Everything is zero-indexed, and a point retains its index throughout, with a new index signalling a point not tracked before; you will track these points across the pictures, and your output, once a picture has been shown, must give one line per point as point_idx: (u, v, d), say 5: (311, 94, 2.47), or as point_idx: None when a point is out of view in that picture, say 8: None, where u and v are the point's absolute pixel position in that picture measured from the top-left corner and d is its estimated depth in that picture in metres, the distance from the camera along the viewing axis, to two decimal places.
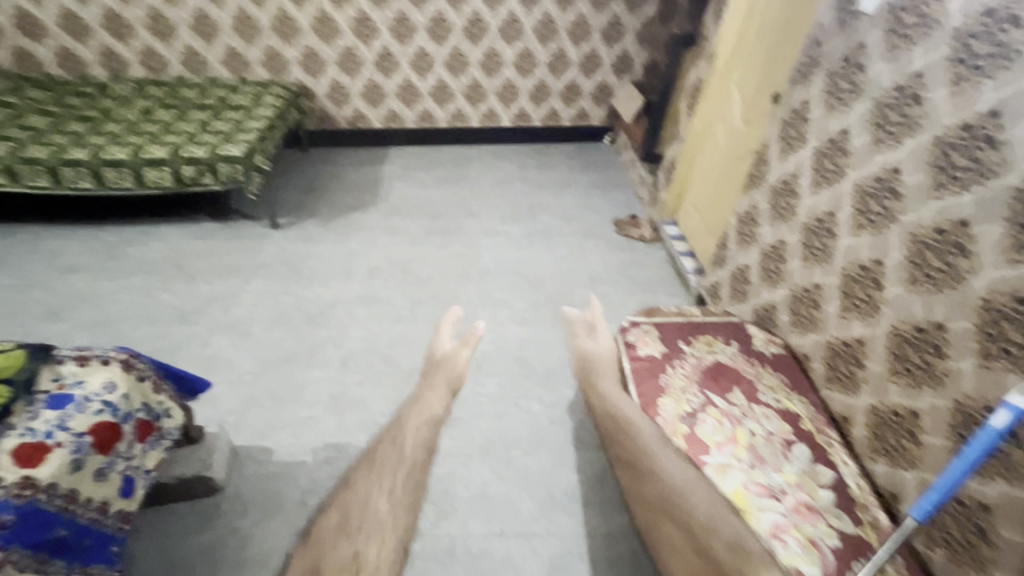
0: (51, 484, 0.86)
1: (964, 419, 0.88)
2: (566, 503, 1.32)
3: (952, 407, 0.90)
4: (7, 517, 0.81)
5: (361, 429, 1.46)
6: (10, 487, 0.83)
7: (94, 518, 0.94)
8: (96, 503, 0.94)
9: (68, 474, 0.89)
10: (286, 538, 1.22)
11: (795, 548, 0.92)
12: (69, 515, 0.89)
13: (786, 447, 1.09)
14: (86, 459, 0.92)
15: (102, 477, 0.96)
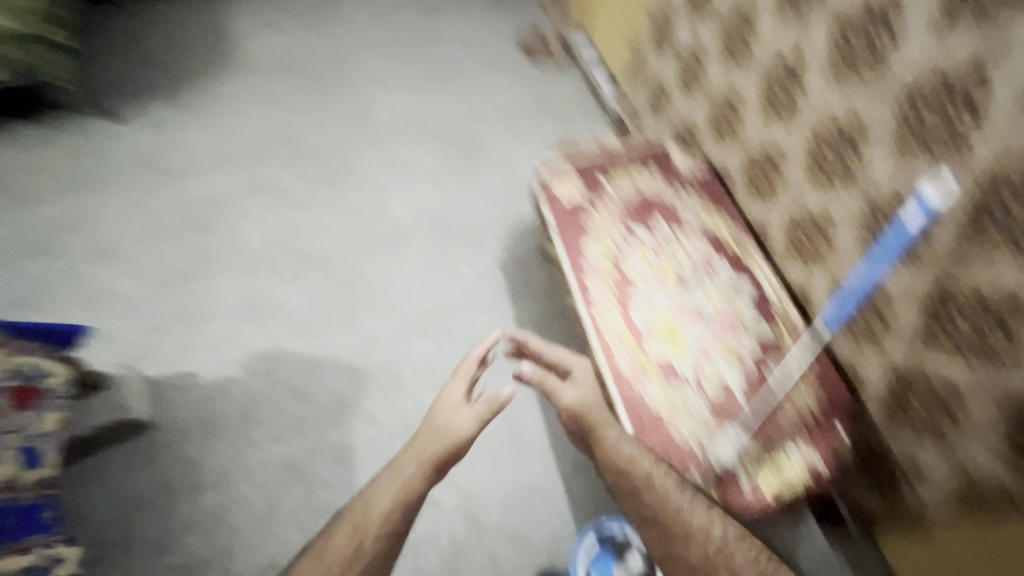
0: None
1: (874, 214, 0.88)
2: (512, 358, 1.35)
3: (864, 203, 0.89)
4: None
5: (287, 331, 1.38)
6: None
7: (7, 497, 0.86)
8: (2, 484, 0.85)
9: None
10: (240, 453, 1.21)
11: (718, 361, 0.99)
12: None
13: (708, 267, 1.10)
14: None
15: None
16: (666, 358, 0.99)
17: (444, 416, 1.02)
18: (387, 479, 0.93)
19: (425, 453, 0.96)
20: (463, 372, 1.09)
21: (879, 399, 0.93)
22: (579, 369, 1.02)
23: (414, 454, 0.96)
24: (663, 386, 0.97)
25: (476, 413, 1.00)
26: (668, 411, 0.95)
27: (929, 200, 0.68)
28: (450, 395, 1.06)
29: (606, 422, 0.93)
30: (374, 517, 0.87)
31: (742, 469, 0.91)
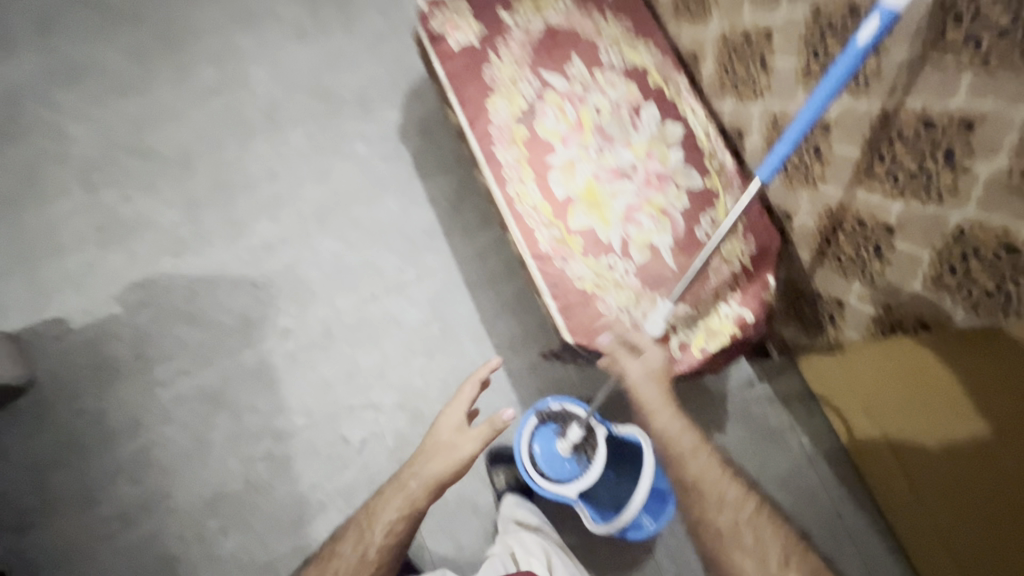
0: None
1: (820, 30, 0.73)
2: (429, 242, 1.22)
3: (809, 16, 0.74)
4: None
5: (162, 251, 1.17)
6: None
7: None
8: None
9: None
10: (146, 395, 1.10)
11: (647, 225, 0.89)
12: None
13: (633, 116, 0.94)
14: None
15: None
16: (589, 228, 0.89)
17: (440, 440, 0.94)
18: (387, 497, 0.88)
19: (422, 481, 0.88)
20: (462, 396, 0.99)
21: (807, 238, 0.89)
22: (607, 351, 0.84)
23: (413, 472, 0.90)
24: (587, 257, 0.88)
25: (478, 436, 0.92)
26: (596, 288, 0.87)
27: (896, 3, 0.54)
28: (449, 418, 0.97)
29: (656, 405, 0.81)
30: (382, 536, 0.84)
31: (677, 332, 0.86)
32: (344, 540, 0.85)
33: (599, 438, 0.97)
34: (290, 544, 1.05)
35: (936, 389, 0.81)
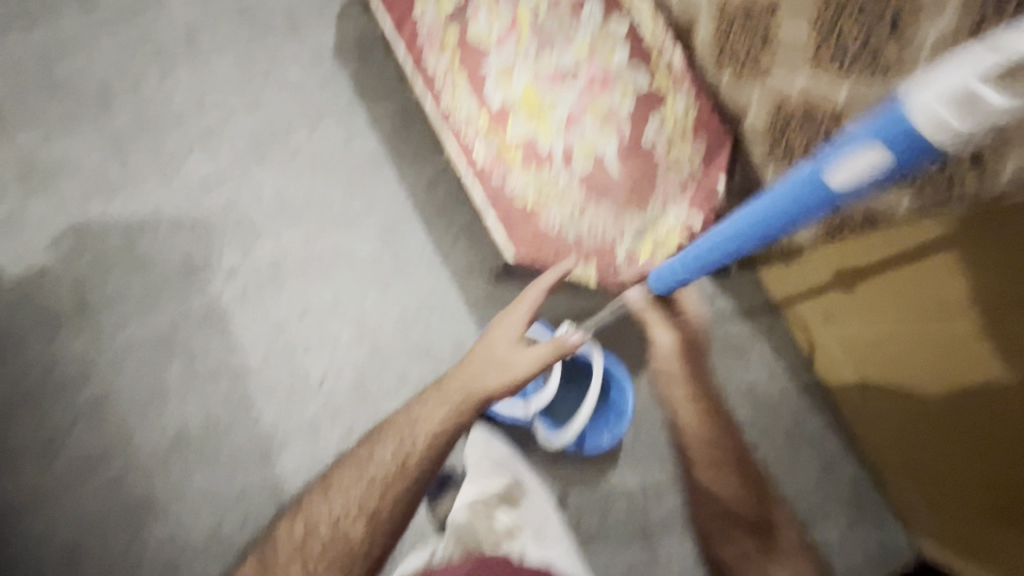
0: None
1: None
2: (374, 172, 1.16)
3: None
4: None
5: (91, 194, 1.10)
6: None
7: None
8: None
9: None
10: (93, 343, 1.07)
11: (591, 132, 0.84)
12: None
13: (574, 12, 0.86)
14: None
15: None
16: (528, 136, 0.84)
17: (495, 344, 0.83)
18: (430, 405, 0.79)
19: (472, 383, 0.80)
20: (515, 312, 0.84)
21: (759, 136, 0.84)
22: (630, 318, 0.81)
23: (463, 382, 0.81)
24: (528, 171, 0.83)
25: (535, 355, 0.81)
26: (537, 201, 0.83)
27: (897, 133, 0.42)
28: (505, 330, 0.85)
29: None
30: (423, 436, 0.77)
31: (622, 241, 0.84)
32: (382, 442, 0.78)
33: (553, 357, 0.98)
34: (259, 479, 1.07)
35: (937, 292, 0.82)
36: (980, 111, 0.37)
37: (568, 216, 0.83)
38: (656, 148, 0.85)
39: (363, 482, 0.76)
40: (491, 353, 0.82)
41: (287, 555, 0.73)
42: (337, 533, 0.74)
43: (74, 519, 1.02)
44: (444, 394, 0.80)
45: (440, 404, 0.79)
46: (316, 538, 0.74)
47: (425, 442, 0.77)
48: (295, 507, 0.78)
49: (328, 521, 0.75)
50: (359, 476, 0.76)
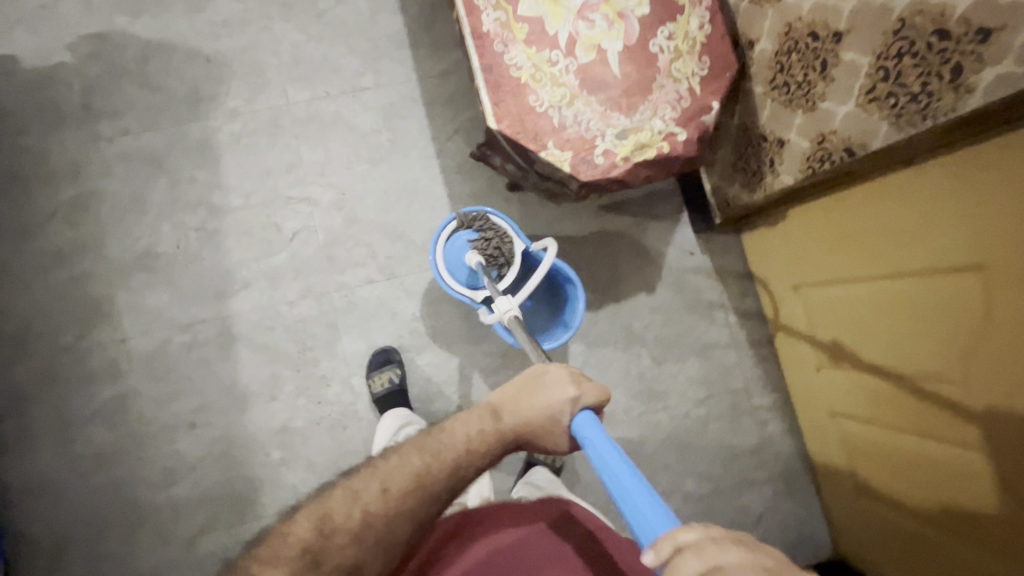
0: None
1: None
2: (392, 51, 1.17)
3: None
4: None
5: (118, 7, 1.13)
6: None
7: None
8: None
9: None
10: (88, 147, 1.10)
11: (601, 27, 0.84)
12: None
13: None
14: None
15: None
16: (538, 15, 0.84)
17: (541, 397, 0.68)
18: (467, 432, 0.68)
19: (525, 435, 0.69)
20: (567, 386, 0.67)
21: (764, 67, 0.83)
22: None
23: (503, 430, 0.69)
24: (529, 47, 0.84)
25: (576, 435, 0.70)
26: (532, 79, 0.83)
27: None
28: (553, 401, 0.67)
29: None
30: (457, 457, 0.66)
31: (603, 137, 0.83)
32: (419, 453, 0.66)
33: (515, 252, 0.95)
34: (213, 312, 1.10)
35: (919, 196, 0.75)
36: None
37: (557, 101, 0.83)
38: (661, 56, 0.84)
39: (417, 469, 0.65)
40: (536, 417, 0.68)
41: (348, 531, 0.60)
42: (385, 525, 0.61)
43: (33, 304, 1.06)
44: (493, 430, 0.69)
45: (476, 434, 0.68)
46: (371, 530, 0.61)
47: (470, 467, 0.66)
48: (338, 490, 0.64)
49: (382, 521, 0.61)
50: (417, 481, 0.64)
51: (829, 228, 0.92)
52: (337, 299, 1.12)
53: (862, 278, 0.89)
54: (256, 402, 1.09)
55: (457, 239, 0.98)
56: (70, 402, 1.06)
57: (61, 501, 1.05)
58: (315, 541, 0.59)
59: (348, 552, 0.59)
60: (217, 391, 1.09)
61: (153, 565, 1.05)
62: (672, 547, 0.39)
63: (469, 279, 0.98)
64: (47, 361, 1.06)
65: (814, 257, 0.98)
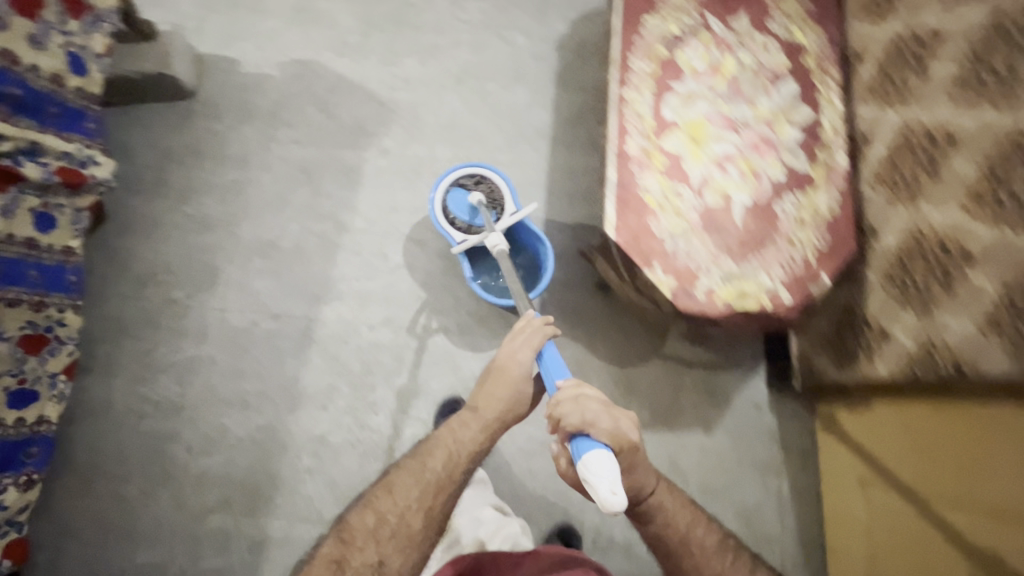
0: (55, 76, 0.98)
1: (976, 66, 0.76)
2: (533, 142, 1.30)
3: (939, 34, 0.80)
4: (16, 92, 0.91)
5: (328, 47, 1.35)
6: (80, 99, 1.04)
7: (84, 106, 1.05)
8: (77, 90, 1.03)
9: (69, 73, 1.01)
10: (262, 145, 1.28)
11: (733, 177, 0.91)
12: (57, 96, 0.99)
13: (771, 83, 0.96)
14: (84, 60, 1.03)
15: (80, 72, 1.03)
16: (679, 153, 0.92)
17: (510, 366, 0.88)
18: (445, 432, 0.89)
19: (498, 413, 0.88)
20: (529, 340, 0.88)
21: (883, 259, 0.85)
22: (589, 406, 0.75)
23: (472, 408, 0.90)
24: (663, 177, 0.91)
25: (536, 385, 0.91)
26: (657, 203, 0.90)
27: (608, 459, 0.70)
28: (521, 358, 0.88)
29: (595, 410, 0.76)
30: (446, 451, 0.88)
31: (709, 275, 0.87)
32: (403, 468, 0.88)
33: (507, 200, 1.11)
34: (303, 312, 1.19)
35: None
36: (594, 481, 0.68)
37: (673, 230, 0.89)
38: (784, 220, 0.89)
39: (414, 473, 0.87)
40: (508, 385, 0.89)
41: (363, 538, 0.83)
42: (399, 520, 0.83)
43: (165, 256, 1.21)
44: (467, 419, 0.90)
45: (459, 426, 0.89)
46: (386, 525, 0.83)
47: (462, 457, 0.87)
48: (351, 513, 0.86)
49: (393, 516, 0.84)
50: (417, 480, 0.86)
51: (904, 433, 0.89)
52: (411, 336, 1.19)
53: (929, 497, 0.83)
54: (306, 406, 1.15)
55: (452, 194, 1.12)
56: (158, 349, 1.17)
57: (113, 434, 1.13)
58: (336, 557, 0.82)
59: (369, 553, 0.81)
60: (279, 384, 1.16)
61: (161, 523, 1.10)
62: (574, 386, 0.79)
63: (463, 213, 1.12)
64: (155, 307, 1.19)
65: (880, 458, 0.93)
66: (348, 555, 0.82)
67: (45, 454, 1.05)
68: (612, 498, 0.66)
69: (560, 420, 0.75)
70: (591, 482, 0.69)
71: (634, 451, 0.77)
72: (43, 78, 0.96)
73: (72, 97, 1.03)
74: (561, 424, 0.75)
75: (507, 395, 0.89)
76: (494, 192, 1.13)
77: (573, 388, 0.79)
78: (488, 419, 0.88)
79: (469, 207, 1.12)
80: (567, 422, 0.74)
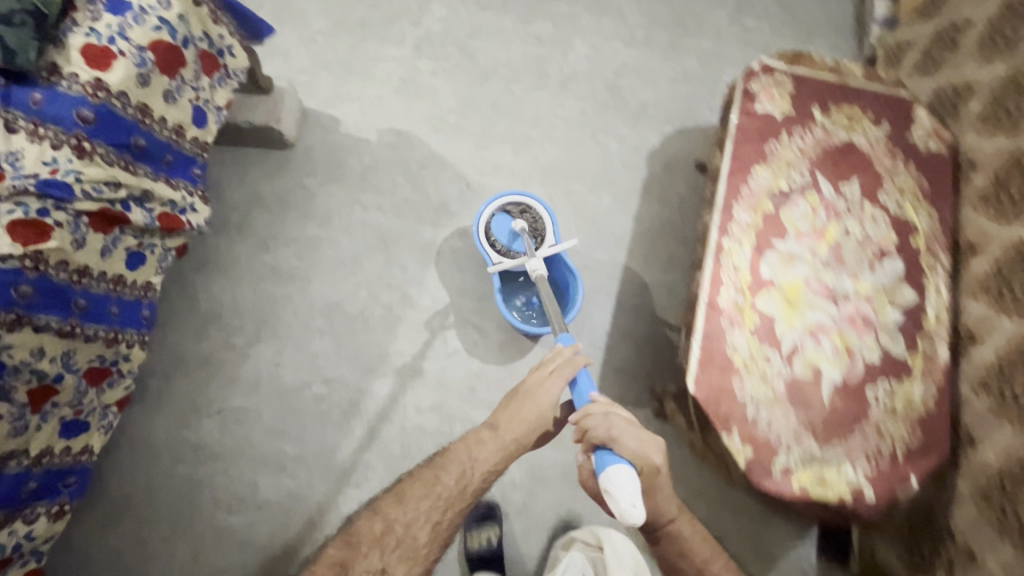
0: (178, 128, 1.02)
1: None
2: (610, 249, 1.30)
3: None
4: (142, 143, 0.95)
5: (427, 122, 1.38)
6: (195, 147, 1.08)
7: (196, 154, 1.09)
8: (193, 140, 1.07)
9: (191, 125, 1.05)
10: (346, 207, 1.31)
11: (826, 351, 0.88)
12: (175, 146, 1.03)
13: (877, 258, 0.93)
14: (206, 114, 1.08)
15: (200, 123, 1.07)
16: (772, 315, 0.90)
17: (538, 392, 0.91)
18: (460, 449, 0.91)
19: (517, 436, 0.90)
20: (560, 372, 0.90)
21: (980, 476, 0.80)
22: (619, 428, 0.81)
23: (493, 427, 0.92)
24: (753, 338, 0.88)
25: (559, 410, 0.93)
26: (744, 364, 0.87)
27: (631, 475, 0.75)
28: (549, 390, 0.91)
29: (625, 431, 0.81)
30: (460, 469, 0.89)
31: (789, 453, 0.83)
32: (416, 479, 0.89)
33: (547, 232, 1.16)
34: (355, 382, 1.19)
35: None
36: (612, 495, 0.74)
37: (758, 397, 0.85)
38: (875, 407, 0.85)
39: (426, 484, 0.88)
40: (534, 403, 0.91)
41: (369, 544, 0.83)
42: (403, 530, 0.84)
43: (233, 300, 1.23)
44: (487, 435, 0.91)
45: (477, 444, 0.90)
46: (393, 533, 0.84)
47: (476, 476, 0.88)
48: (361, 517, 0.87)
49: (401, 525, 0.84)
50: (428, 493, 0.86)
51: None
52: (457, 427, 1.17)
53: None
54: (340, 479, 1.14)
55: (497, 218, 1.18)
56: (208, 392, 1.17)
57: (147, 471, 1.12)
58: (341, 560, 0.82)
59: (372, 559, 0.82)
60: (318, 452, 1.15)
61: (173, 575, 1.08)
62: (603, 408, 0.83)
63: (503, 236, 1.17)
64: (213, 350, 1.20)
65: None
66: (351, 560, 0.81)
67: (80, 484, 1.05)
68: (632, 510, 0.72)
69: (587, 432, 0.81)
70: (610, 497, 0.74)
71: (655, 475, 0.82)
72: (167, 130, 1.00)
73: (188, 145, 1.07)
74: (588, 435, 0.81)
75: (533, 415, 0.90)
76: (537, 221, 1.19)
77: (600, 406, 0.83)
78: (509, 439, 0.90)
79: (511, 232, 1.17)
80: (593, 434, 0.80)
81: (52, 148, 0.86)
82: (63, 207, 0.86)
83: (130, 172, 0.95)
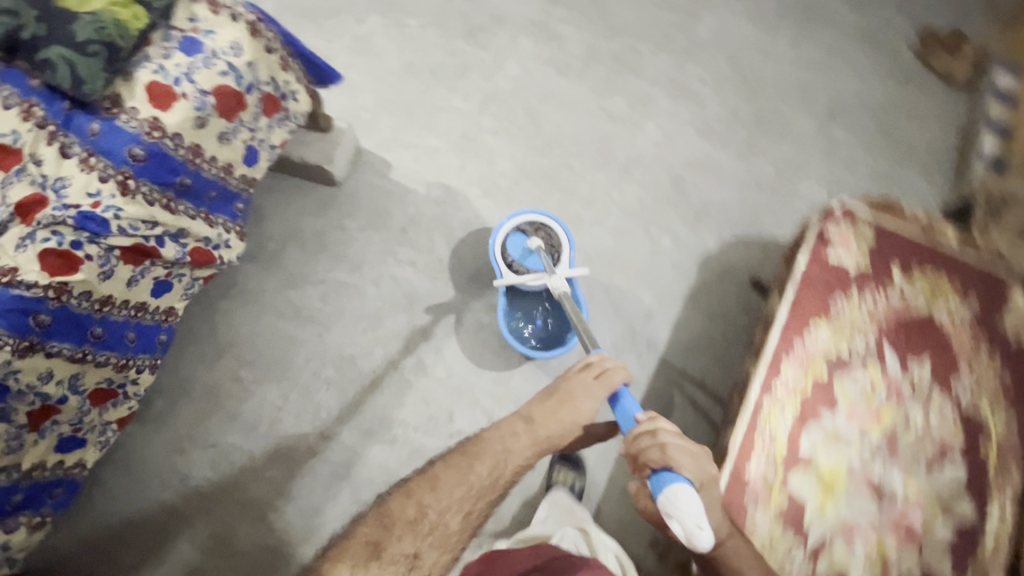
0: (227, 167, 1.02)
1: None
2: (641, 354, 1.22)
3: None
4: (187, 181, 0.95)
5: (478, 183, 1.34)
6: (241, 184, 1.07)
7: (241, 189, 1.08)
8: (241, 176, 1.06)
9: (241, 164, 1.04)
10: (380, 257, 1.28)
11: (859, 555, 0.79)
12: (221, 183, 1.02)
13: (935, 458, 0.83)
14: (258, 155, 1.07)
15: (251, 161, 1.06)
16: (804, 498, 0.81)
17: (577, 396, 0.86)
18: (487, 440, 0.87)
19: (551, 434, 0.86)
20: (595, 390, 0.85)
21: None
22: (676, 451, 0.74)
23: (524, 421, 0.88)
24: (777, 521, 0.80)
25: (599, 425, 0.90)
26: (762, 549, 0.79)
27: (693, 492, 0.71)
28: (585, 405, 0.85)
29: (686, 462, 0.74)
30: (495, 465, 0.84)
31: None
32: (446, 466, 0.85)
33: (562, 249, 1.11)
34: (352, 443, 1.15)
35: None
36: (670, 516, 0.70)
37: None
38: None
39: (458, 471, 0.85)
40: (573, 413, 0.85)
41: (401, 528, 0.79)
42: (437, 517, 0.80)
43: (251, 333, 1.22)
44: (514, 429, 0.87)
45: (506, 439, 0.86)
46: (427, 522, 0.80)
47: (508, 470, 0.84)
48: (392, 499, 0.83)
49: (434, 512, 0.81)
50: (461, 482, 0.83)
51: None
52: None
53: None
54: (314, 543, 1.10)
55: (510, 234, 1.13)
56: (208, 423, 1.16)
57: (136, 493, 1.11)
58: (372, 540, 0.78)
59: (404, 543, 0.78)
60: (301, 509, 1.12)
61: None
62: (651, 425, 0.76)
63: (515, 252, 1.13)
64: (221, 381, 1.19)
65: None
66: (385, 542, 0.77)
67: (68, 495, 1.04)
68: (698, 533, 0.69)
69: (639, 455, 0.74)
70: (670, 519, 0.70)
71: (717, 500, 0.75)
72: (215, 169, 0.99)
73: (234, 181, 1.05)
74: (640, 459, 0.75)
75: (570, 420, 0.85)
76: (551, 238, 1.14)
77: (649, 424, 0.76)
78: (540, 437, 0.86)
79: (525, 250, 1.13)
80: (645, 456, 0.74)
81: (99, 180, 0.85)
82: (97, 241, 0.86)
83: (168, 209, 0.94)
